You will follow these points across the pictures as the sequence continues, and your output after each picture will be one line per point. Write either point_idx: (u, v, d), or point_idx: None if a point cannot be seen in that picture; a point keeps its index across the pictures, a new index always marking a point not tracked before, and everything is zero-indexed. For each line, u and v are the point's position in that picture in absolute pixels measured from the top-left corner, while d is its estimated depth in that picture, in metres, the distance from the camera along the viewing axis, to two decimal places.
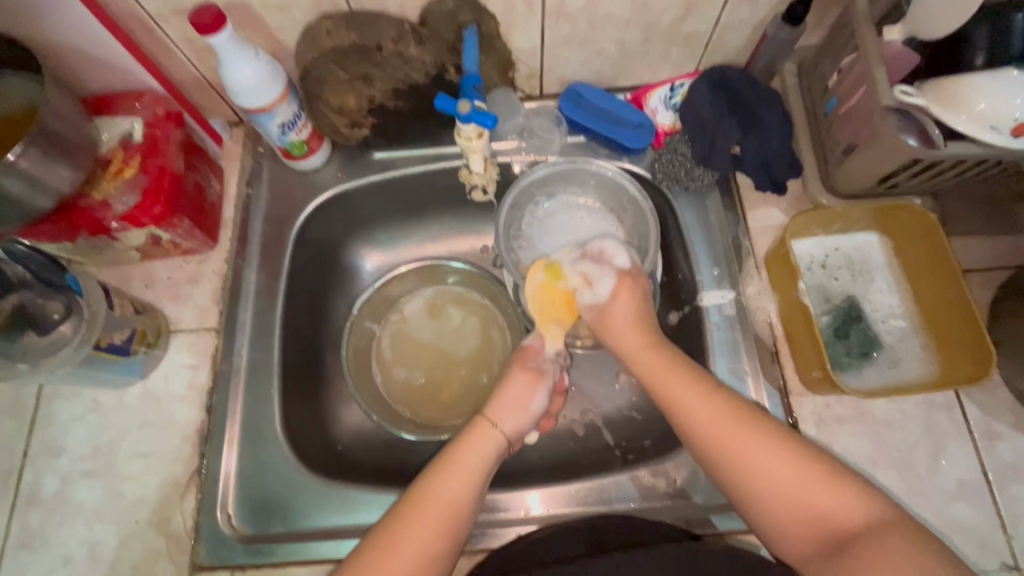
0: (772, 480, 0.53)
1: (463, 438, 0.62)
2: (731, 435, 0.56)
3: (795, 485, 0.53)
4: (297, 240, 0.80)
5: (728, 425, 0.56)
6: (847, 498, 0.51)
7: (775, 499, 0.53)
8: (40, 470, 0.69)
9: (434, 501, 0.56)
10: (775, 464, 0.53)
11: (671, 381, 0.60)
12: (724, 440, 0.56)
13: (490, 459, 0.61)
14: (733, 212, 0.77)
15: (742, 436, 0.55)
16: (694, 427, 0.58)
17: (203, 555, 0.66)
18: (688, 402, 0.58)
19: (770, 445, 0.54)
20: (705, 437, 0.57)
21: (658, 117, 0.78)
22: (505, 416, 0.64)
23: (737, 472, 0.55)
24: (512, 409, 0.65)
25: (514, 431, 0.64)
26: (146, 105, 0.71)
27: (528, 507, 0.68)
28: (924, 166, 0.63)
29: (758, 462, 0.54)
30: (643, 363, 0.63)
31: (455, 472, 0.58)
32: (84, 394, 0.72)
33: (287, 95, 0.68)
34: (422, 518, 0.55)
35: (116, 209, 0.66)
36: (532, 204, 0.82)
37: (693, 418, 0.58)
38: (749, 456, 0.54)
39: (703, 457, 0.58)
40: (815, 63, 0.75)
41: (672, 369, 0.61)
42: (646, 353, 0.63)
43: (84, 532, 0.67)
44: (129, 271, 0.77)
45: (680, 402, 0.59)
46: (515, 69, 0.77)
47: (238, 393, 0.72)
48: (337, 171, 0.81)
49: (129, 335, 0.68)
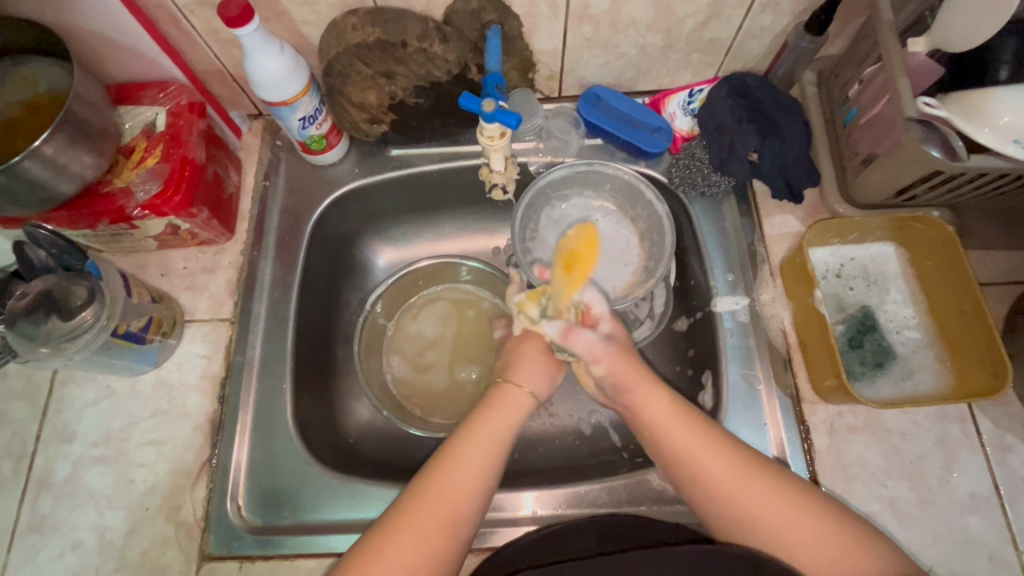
0: (774, 519, 0.54)
1: (496, 403, 0.64)
2: (736, 487, 0.56)
3: (798, 531, 0.54)
4: (312, 233, 0.80)
5: (729, 468, 0.57)
6: (851, 542, 0.53)
7: (785, 543, 0.54)
8: (53, 454, 0.70)
9: (435, 498, 0.55)
10: (777, 509, 0.55)
11: (671, 424, 0.61)
12: (727, 487, 0.56)
13: (513, 419, 0.63)
14: (748, 219, 0.77)
15: (750, 488, 0.56)
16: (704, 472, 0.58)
17: (212, 545, 0.66)
18: (694, 450, 0.58)
19: (778, 493, 0.55)
20: (706, 485, 0.57)
21: (676, 122, 0.78)
22: (525, 377, 0.68)
23: (740, 525, 0.56)
24: (530, 371, 0.68)
25: (539, 390, 0.68)
26: (169, 94, 0.71)
27: (530, 508, 0.68)
28: (943, 178, 0.63)
29: (765, 511, 0.55)
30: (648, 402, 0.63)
31: (468, 455, 0.59)
32: (97, 380, 0.72)
33: (309, 90, 0.68)
34: (427, 519, 0.54)
35: (138, 197, 0.66)
36: (548, 207, 0.82)
37: (712, 470, 0.57)
38: (756, 506, 0.55)
39: (704, 505, 0.58)
40: (834, 72, 0.75)
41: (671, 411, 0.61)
42: (651, 395, 0.63)
43: (95, 518, 0.67)
44: (145, 259, 0.77)
45: (679, 441, 0.59)
46: (536, 69, 0.78)
47: (250, 386, 0.72)
48: (354, 166, 0.82)
49: (145, 323, 0.68)
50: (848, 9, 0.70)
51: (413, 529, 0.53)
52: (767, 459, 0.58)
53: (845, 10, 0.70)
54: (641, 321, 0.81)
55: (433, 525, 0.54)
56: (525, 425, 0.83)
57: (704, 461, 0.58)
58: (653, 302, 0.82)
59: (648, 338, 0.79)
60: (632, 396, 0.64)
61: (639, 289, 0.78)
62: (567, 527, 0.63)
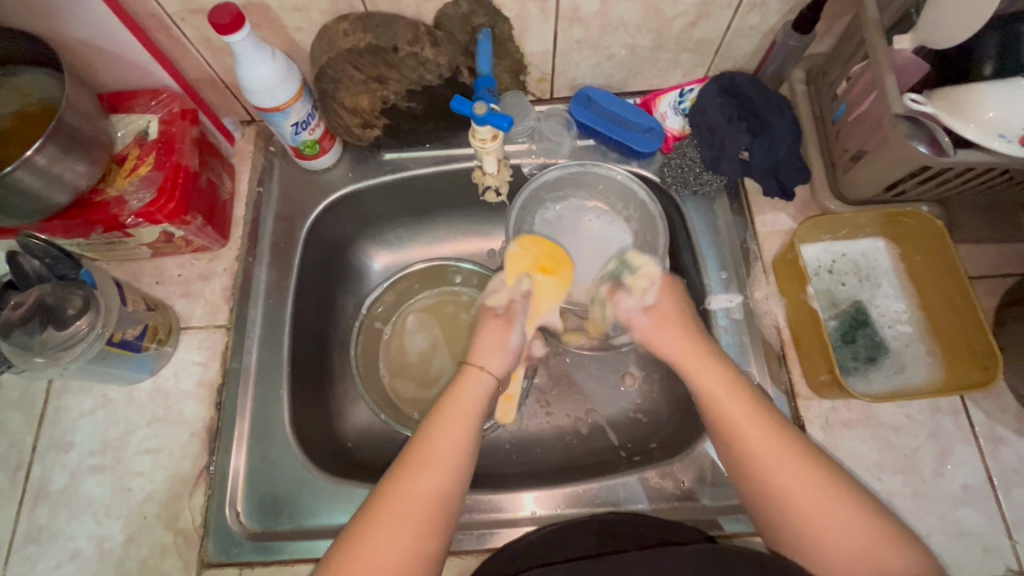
0: (817, 514, 0.54)
1: (455, 388, 0.66)
2: (784, 474, 0.56)
3: (845, 532, 0.53)
4: (307, 238, 0.80)
5: (784, 460, 0.57)
6: (897, 551, 0.52)
7: (824, 542, 0.53)
8: (49, 464, 0.69)
9: (410, 490, 0.55)
10: (820, 505, 0.54)
11: (726, 404, 0.61)
12: (776, 476, 0.56)
13: (479, 405, 0.64)
14: (740, 216, 0.78)
15: (798, 481, 0.55)
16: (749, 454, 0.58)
17: (211, 552, 0.66)
18: (745, 432, 0.59)
19: (829, 494, 0.54)
20: (755, 469, 0.58)
21: (668, 122, 0.79)
22: (488, 359, 0.70)
23: (785, 515, 0.55)
24: (491, 351, 0.71)
25: (501, 371, 0.70)
26: (161, 102, 0.71)
27: (530, 508, 0.69)
28: (931, 173, 0.64)
29: (806, 503, 0.54)
30: (707, 380, 0.64)
31: (439, 440, 0.59)
32: (93, 390, 0.72)
33: (302, 95, 0.68)
34: (400, 511, 0.54)
35: (132, 205, 0.66)
36: (541, 208, 0.83)
37: (755, 454, 0.58)
38: (800, 496, 0.55)
39: (754, 493, 0.58)
40: (823, 70, 0.76)
41: (733, 390, 0.62)
42: (705, 371, 0.64)
43: (93, 527, 0.67)
44: (139, 267, 0.77)
45: (737, 425, 0.60)
46: (527, 72, 0.78)
47: (248, 391, 0.72)
48: (347, 171, 0.82)
49: (141, 331, 0.68)
50: (834, 8, 0.70)
51: (387, 520, 0.53)
52: (829, 460, 0.58)
53: (831, 9, 0.70)
54: None
55: (416, 507, 0.54)
56: (523, 426, 0.83)
57: (755, 446, 0.58)
58: None
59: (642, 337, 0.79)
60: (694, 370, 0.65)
61: None
62: (564, 525, 0.63)
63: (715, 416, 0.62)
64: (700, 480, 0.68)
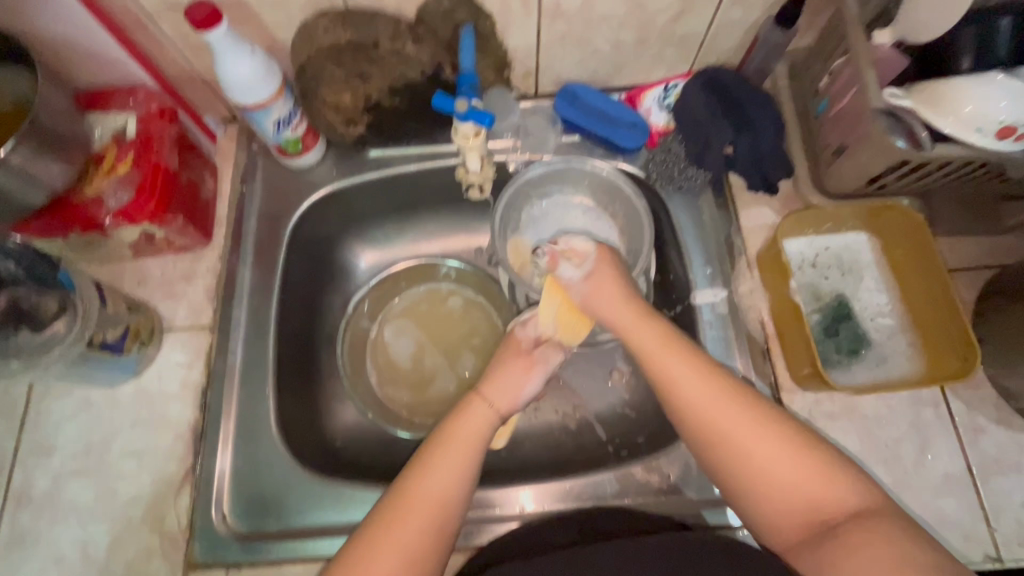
0: (765, 461, 0.53)
1: (459, 413, 0.63)
2: (728, 422, 0.55)
3: (784, 470, 0.53)
4: (292, 238, 0.80)
5: (727, 411, 0.56)
6: (839, 483, 0.51)
7: (763, 486, 0.53)
8: (32, 468, 0.69)
9: (413, 502, 0.55)
10: (769, 450, 0.53)
11: (667, 362, 0.60)
12: (716, 427, 0.56)
13: (483, 433, 0.61)
14: (724, 211, 0.78)
15: (745, 430, 0.55)
16: (692, 408, 0.57)
17: (197, 553, 0.65)
18: (687, 388, 0.58)
19: (769, 433, 0.54)
20: (696, 423, 0.57)
21: (652, 117, 0.79)
22: (498, 394, 0.65)
23: (729, 462, 0.55)
24: (506, 388, 0.66)
25: (507, 407, 0.65)
26: (139, 100, 0.70)
27: (521, 504, 0.69)
28: (911, 167, 0.64)
29: (753, 450, 0.54)
30: (645, 340, 0.62)
31: (443, 457, 0.58)
32: (75, 392, 0.71)
33: (282, 93, 0.68)
34: (407, 520, 0.54)
35: (110, 205, 0.66)
36: (527, 205, 0.83)
37: (701, 406, 0.57)
38: (744, 443, 0.54)
39: (702, 447, 0.57)
40: (806, 65, 0.76)
41: (669, 347, 0.61)
42: (643, 333, 0.63)
43: (77, 531, 0.66)
44: (121, 268, 0.76)
45: (677, 383, 0.58)
46: (511, 67, 0.78)
47: (233, 391, 0.72)
48: (332, 169, 0.81)
49: (122, 333, 0.68)
50: (816, 2, 0.70)
51: (394, 529, 0.53)
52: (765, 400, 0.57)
53: (813, 4, 0.71)
54: None
55: (422, 512, 0.54)
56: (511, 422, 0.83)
57: (696, 400, 0.57)
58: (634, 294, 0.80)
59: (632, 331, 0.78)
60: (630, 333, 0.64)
61: None
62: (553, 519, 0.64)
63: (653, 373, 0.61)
64: (685, 474, 0.69)
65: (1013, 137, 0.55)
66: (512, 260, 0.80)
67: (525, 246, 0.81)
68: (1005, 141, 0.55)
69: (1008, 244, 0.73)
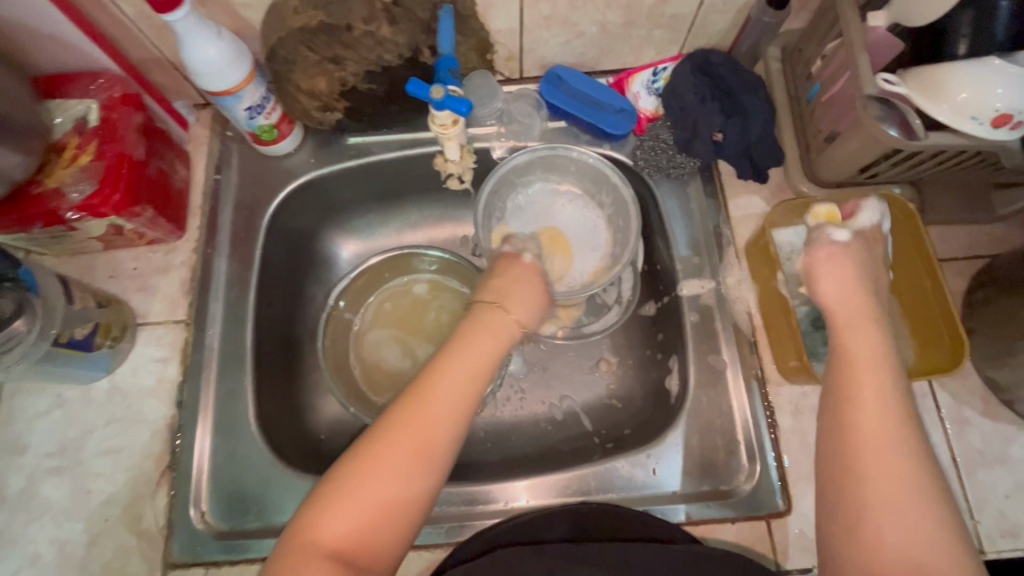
0: (896, 509, 0.45)
1: (476, 323, 0.56)
2: (881, 451, 0.47)
3: (907, 528, 0.44)
4: (269, 229, 0.77)
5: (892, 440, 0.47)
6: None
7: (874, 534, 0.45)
8: (5, 468, 0.67)
9: (405, 431, 0.48)
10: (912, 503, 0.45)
11: (847, 360, 0.52)
12: (867, 448, 0.47)
13: (501, 346, 0.55)
14: (713, 201, 0.76)
15: (896, 469, 0.46)
16: (852, 421, 0.49)
17: (176, 552, 0.64)
18: (862, 398, 0.50)
19: (918, 492, 0.45)
20: (839, 432, 0.49)
21: (641, 102, 0.77)
22: (516, 303, 0.58)
23: (850, 488, 0.47)
24: (523, 296, 0.59)
25: (526, 318, 0.59)
26: (101, 86, 0.67)
27: (509, 500, 0.68)
28: (904, 156, 0.63)
29: (892, 494, 0.45)
30: (850, 338, 0.53)
31: (441, 385, 0.51)
32: (47, 389, 0.70)
33: (254, 77, 0.65)
34: (399, 446, 0.47)
35: (71, 197, 0.62)
36: (512, 193, 0.80)
37: (862, 417, 0.49)
38: (883, 477, 0.46)
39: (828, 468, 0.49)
40: (799, 48, 0.74)
41: (860, 361, 0.52)
42: (855, 338, 0.53)
43: (53, 531, 0.65)
44: (91, 261, 0.74)
45: (849, 391, 0.50)
46: (494, 50, 0.75)
47: (211, 387, 0.71)
48: (310, 156, 0.79)
49: (91, 330, 0.65)
50: None
51: (386, 453, 0.47)
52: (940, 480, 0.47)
53: None
54: (608, 306, 0.82)
55: (410, 442, 0.47)
56: (497, 414, 0.82)
57: (865, 416, 0.49)
58: (620, 287, 0.82)
59: (617, 322, 0.80)
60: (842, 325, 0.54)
61: (605, 276, 0.76)
62: (544, 513, 0.63)
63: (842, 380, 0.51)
64: (671, 468, 0.68)
65: (1009, 124, 0.53)
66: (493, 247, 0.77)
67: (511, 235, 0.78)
68: (1001, 129, 0.54)
69: (999, 233, 0.72)
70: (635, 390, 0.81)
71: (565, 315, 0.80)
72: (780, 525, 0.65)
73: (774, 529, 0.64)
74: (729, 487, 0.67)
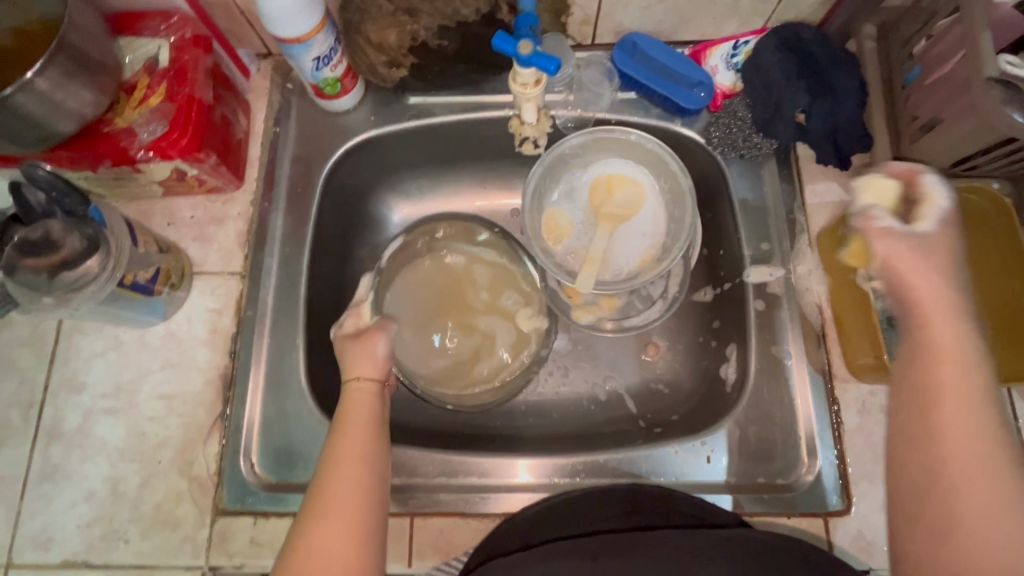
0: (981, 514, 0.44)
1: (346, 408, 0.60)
2: (966, 450, 0.45)
3: (1002, 548, 0.43)
4: (325, 185, 0.76)
5: (979, 433, 0.45)
6: None
7: (967, 550, 0.43)
8: (62, 404, 0.68)
9: (329, 512, 0.52)
10: (995, 509, 0.44)
11: (943, 347, 0.48)
12: (948, 451, 0.46)
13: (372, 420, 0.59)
14: (788, 185, 0.73)
15: (980, 464, 0.44)
16: (939, 415, 0.46)
17: (225, 500, 0.65)
18: (946, 385, 0.47)
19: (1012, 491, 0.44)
20: (927, 426, 0.47)
21: (718, 76, 0.73)
22: (361, 365, 0.62)
23: (935, 483, 0.46)
24: (361, 356, 0.63)
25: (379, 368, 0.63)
26: (172, 26, 0.65)
27: (522, 476, 0.67)
28: (1008, 150, 0.59)
29: (977, 496, 0.44)
30: (939, 327, 0.49)
31: (342, 472, 0.54)
32: (105, 331, 0.70)
33: (324, 26, 0.62)
34: (330, 529, 0.51)
35: (142, 137, 0.62)
36: (567, 174, 0.79)
37: (944, 414, 0.46)
38: (966, 476, 0.45)
39: (907, 448, 0.48)
40: (899, 27, 0.69)
41: (955, 348, 0.47)
42: (939, 317, 0.49)
43: (107, 469, 0.66)
44: (150, 206, 0.73)
45: (937, 378, 0.47)
46: (570, 12, 0.71)
47: (263, 341, 0.70)
48: (369, 114, 0.76)
49: (153, 274, 0.65)
50: None
51: (320, 539, 0.50)
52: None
53: None
54: (653, 301, 0.80)
55: (337, 524, 0.51)
56: (540, 390, 0.80)
57: (949, 413, 0.46)
58: (666, 283, 0.79)
59: (658, 318, 0.78)
60: (924, 302, 0.49)
61: (653, 269, 0.75)
62: (591, 493, 0.62)
63: (915, 377, 0.48)
64: (725, 457, 0.66)
65: None
66: (542, 230, 0.78)
67: (563, 218, 0.78)
68: None
69: None
70: (685, 376, 0.78)
71: (607, 304, 0.79)
72: (837, 524, 0.63)
73: (831, 528, 0.63)
74: (785, 482, 0.65)
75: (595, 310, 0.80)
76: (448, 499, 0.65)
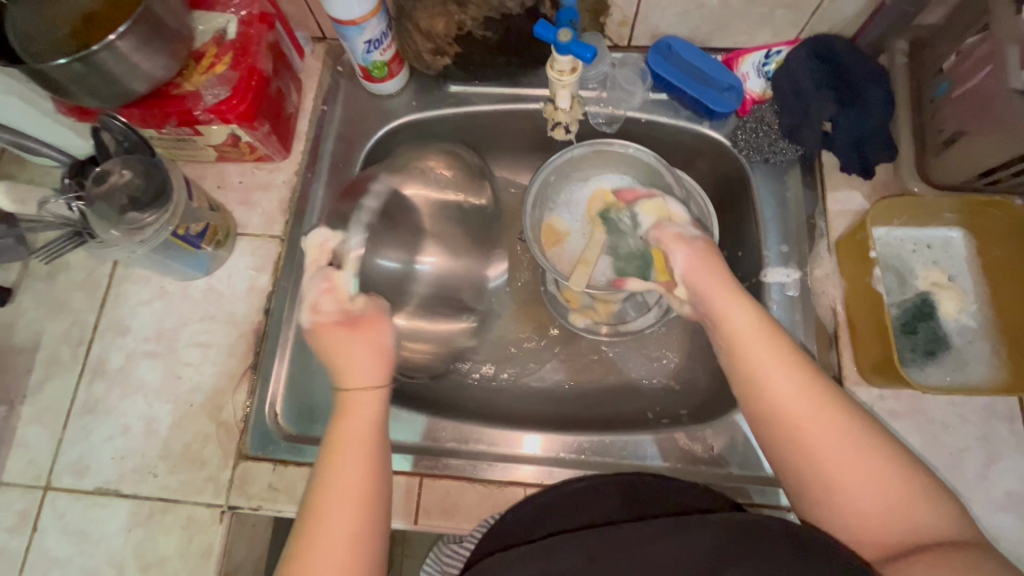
0: (841, 464, 0.51)
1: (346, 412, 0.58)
2: (805, 411, 0.53)
3: (867, 487, 0.50)
4: (364, 162, 0.81)
5: (806, 395, 0.54)
6: (927, 502, 0.49)
7: (844, 500, 0.50)
8: (108, 344, 0.73)
9: (330, 505, 0.52)
10: (852, 456, 0.51)
11: (756, 338, 0.57)
12: (793, 422, 0.53)
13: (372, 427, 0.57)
14: (811, 190, 0.74)
15: (822, 421, 0.52)
16: (770, 394, 0.54)
17: (249, 446, 0.69)
18: (769, 366, 0.55)
19: (849, 431, 0.52)
20: (775, 408, 0.54)
21: (748, 83, 0.76)
22: (358, 374, 0.59)
23: (794, 456, 0.53)
24: (359, 363, 0.60)
25: (375, 378, 0.59)
26: (241, 3, 0.71)
27: (531, 448, 0.70)
28: None
29: (829, 442, 0.52)
30: (736, 320, 0.58)
31: (346, 464, 0.54)
32: (153, 280, 0.76)
33: (378, 11, 0.67)
34: (331, 524, 0.51)
35: (206, 100, 0.67)
36: (567, 185, 0.81)
37: (776, 392, 0.54)
38: (817, 435, 0.52)
39: (767, 436, 0.55)
40: (929, 45, 0.70)
41: (763, 335, 0.57)
42: (737, 312, 0.59)
43: (143, 407, 0.71)
44: (203, 170, 0.79)
45: (761, 368, 0.55)
46: (609, 13, 0.75)
47: (295, 301, 0.75)
48: (411, 99, 0.81)
49: (202, 229, 0.70)
50: None
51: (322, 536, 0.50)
52: (852, 402, 0.54)
53: None
54: (648, 308, 0.82)
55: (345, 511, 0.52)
56: (553, 374, 0.82)
57: (778, 387, 0.54)
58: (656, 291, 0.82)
59: (650, 327, 0.81)
60: (723, 308, 0.59)
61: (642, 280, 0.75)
62: (593, 482, 0.61)
63: (744, 369, 0.56)
64: (729, 447, 0.68)
65: None
66: (541, 236, 0.80)
67: (561, 225, 0.81)
68: None
69: None
70: (697, 371, 0.80)
71: (603, 309, 0.81)
72: None
73: None
74: None
75: (590, 315, 0.81)
76: (457, 463, 0.68)
